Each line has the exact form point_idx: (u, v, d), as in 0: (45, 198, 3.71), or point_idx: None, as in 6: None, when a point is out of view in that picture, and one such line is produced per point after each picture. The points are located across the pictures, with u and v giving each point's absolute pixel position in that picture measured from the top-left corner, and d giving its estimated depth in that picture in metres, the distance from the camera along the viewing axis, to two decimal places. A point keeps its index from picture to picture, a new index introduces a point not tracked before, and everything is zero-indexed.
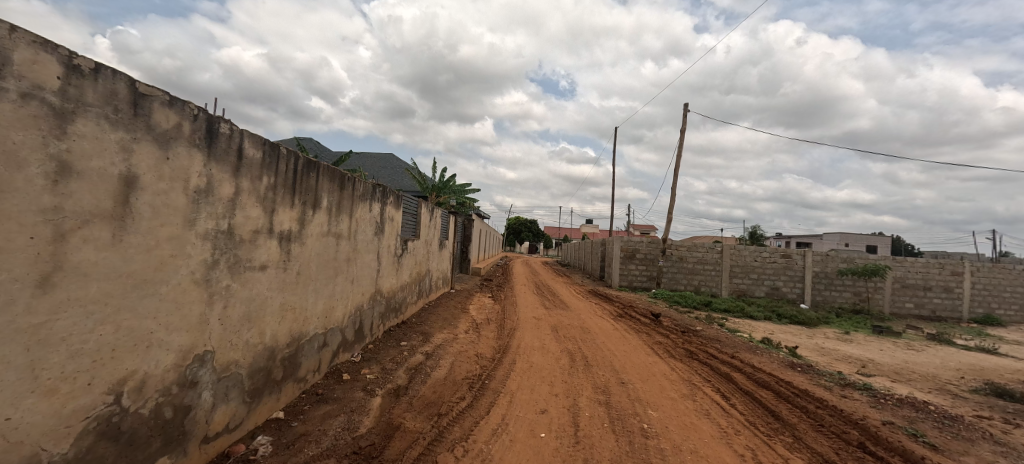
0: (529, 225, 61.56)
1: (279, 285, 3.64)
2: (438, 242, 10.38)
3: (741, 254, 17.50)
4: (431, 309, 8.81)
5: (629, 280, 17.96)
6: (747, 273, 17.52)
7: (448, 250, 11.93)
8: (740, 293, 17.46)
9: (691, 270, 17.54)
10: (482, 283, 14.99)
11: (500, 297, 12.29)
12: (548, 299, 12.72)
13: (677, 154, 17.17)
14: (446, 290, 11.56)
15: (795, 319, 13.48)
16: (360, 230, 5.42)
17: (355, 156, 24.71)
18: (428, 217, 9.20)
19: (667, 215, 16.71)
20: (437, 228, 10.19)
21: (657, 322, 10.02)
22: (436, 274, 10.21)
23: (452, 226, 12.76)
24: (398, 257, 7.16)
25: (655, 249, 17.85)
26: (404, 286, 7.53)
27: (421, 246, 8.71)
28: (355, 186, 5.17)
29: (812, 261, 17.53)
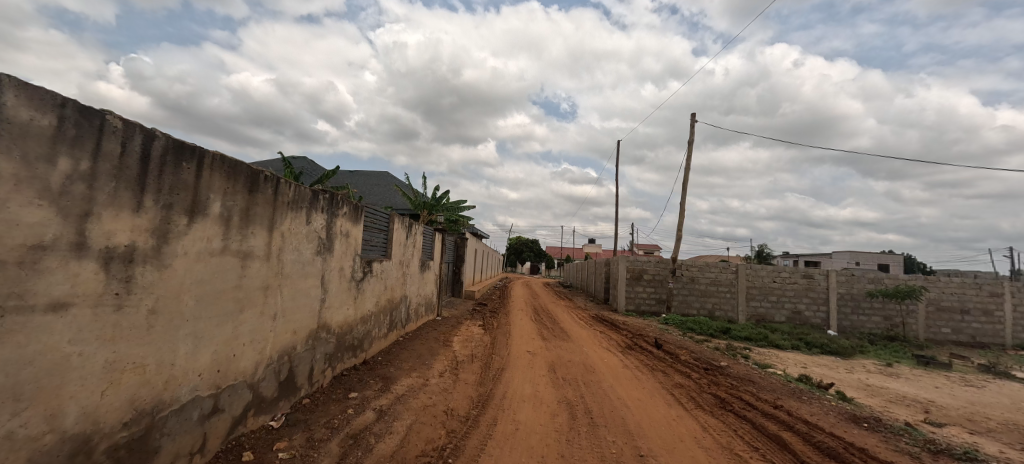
0: (530, 245, 60.66)
1: (102, 334, 2.32)
2: (419, 263, 9.03)
3: (758, 275, 16.05)
4: (404, 344, 7.39)
5: (637, 305, 16.35)
6: (765, 296, 16.01)
7: (432, 273, 10.56)
8: (759, 318, 15.90)
9: (704, 293, 16.03)
10: (475, 309, 13.54)
11: (493, 325, 10.85)
12: (547, 327, 11.24)
13: (686, 166, 15.92)
14: (429, 318, 10.14)
15: (826, 348, 11.89)
16: (290, 248, 4.10)
17: (346, 174, 23.74)
18: (404, 235, 7.92)
19: (676, 232, 15.37)
20: (418, 247, 8.87)
21: (675, 356, 8.53)
22: (415, 301, 8.85)
23: (438, 246, 11.41)
24: (358, 283, 5.82)
25: (665, 270, 16.35)
26: (367, 317, 6.16)
27: (394, 268, 7.37)
28: (280, 189, 3.89)
29: (835, 282, 16.04)
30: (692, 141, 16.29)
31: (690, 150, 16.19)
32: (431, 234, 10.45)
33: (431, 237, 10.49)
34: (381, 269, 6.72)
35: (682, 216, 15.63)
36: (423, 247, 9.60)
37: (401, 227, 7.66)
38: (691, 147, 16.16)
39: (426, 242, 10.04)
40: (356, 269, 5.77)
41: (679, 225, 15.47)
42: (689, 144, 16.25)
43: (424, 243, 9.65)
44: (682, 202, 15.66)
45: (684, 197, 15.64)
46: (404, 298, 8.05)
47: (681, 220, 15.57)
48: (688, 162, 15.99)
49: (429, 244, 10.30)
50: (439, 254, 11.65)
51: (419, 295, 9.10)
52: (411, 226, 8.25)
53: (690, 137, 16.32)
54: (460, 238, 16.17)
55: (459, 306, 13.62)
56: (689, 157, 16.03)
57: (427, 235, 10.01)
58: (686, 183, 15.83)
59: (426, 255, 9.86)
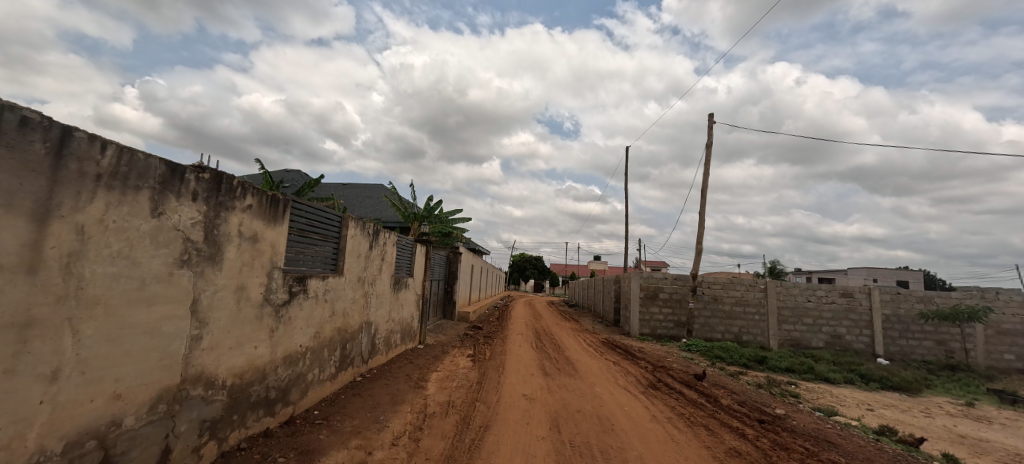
0: (534, 262, 59.02)
1: None
2: (390, 281, 7.28)
3: (790, 294, 14.14)
4: (359, 387, 5.57)
5: (653, 328, 14.08)
6: (799, 317, 14.06)
7: (413, 293, 8.82)
8: (793, 343, 13.93)
9: (728, 314, 14.09)
10: (467, 334, 11.69)
11: (486, 355, 9.01)
12: (550, 356, 9.36)
13: (705, 171, 14.23)
14: (407, 348, 8.34)
15: (887, 382, 9.80)
16: (104, 254, 2.42)
17: (337, 186, 22.34)
18: (366, 243, 6.24)
19: (696, 245, 13.61)
20: (389, 260, 7.15)
21: (714, 399, 6.65)
22: (384, 329, 7.09)
23: (422, 260, 9.67)
24: (279, 308, 4.09)
25: (684, 288, 14.20)
26: (296, 355, 4.43)
27: (348, 287, 5.65)
28: (75, 148, 2.25)
29: (878, 301, 14.11)
30: (711, 143, 14.62)
31: (709, 153, 14.50)
32: (411, 246, 8.76)
33: (411, 249, 8.80)
34: (326, 288, 5.00)
35: (702, 226, 13.86)
36: (398, 261, 7.87)
37: (359, 233, 5.97)
38: (710, 150, 14.46)
39: (404, 255, 8.33)
40: (277, 288, 4.05)
41: (698, 237, 13.68)
42: (707, 146, 14.57)
43: (399, 257, 7.94)
44: (702, 212, 13.94)
45: (703, 206, 13.93)
46: (366, 325, 6.29)
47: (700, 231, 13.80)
48: (707, 166, 14.29)
49: (408, 259, 8.60)
50: (425, 269, 9.90)
51: (389, 321, 7.32)
52: (377, 233, 6.61)
53: (709, 139, 14.64)
54: (453, 252, 14.48)
55: (449, 330, 11.77)
56: (708, 161, 14.34)
57: (405, 246, 8.30)
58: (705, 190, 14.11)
59: (402, 270, 8.11)
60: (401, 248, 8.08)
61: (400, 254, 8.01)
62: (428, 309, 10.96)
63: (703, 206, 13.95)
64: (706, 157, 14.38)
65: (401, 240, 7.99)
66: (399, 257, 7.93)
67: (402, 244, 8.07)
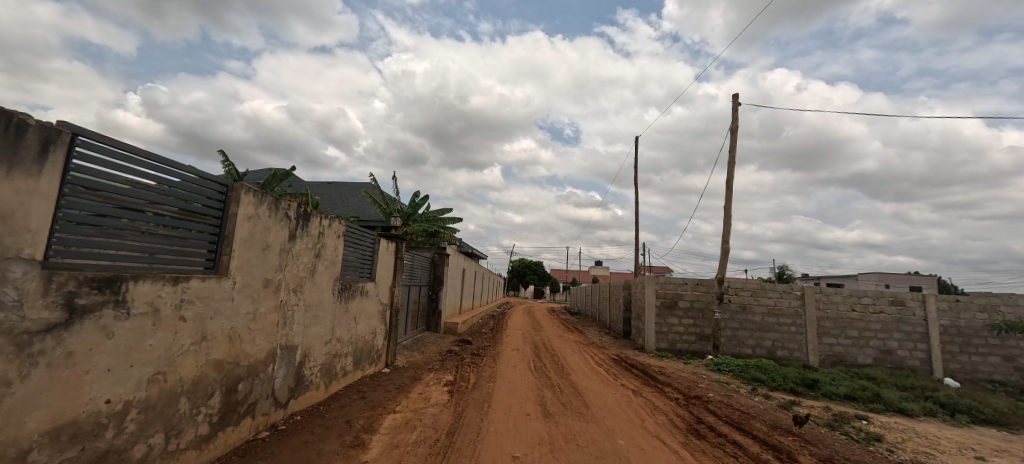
0: (535, 269, 56.92)
1: None
2: (333, 287, 5.29)
3: (830, 301, 12.14)
4: (254, 454, 3.57)
5: (672, 342, 11.96)
6: (842, 329, 12.04)
7: (375, 303, 6.82)
8: (836, 360, 11.90)
9: (760, 326, 12.02)
10: (451, 351, 9.63)
11: (468, 382, 6.99)
12: (552, 382, 7.36)
13: (731, 158, 12.29)
14: (363, 375, 6.33)
15: (977, 415, 7.76)
16: None
17: (318, 184, 20.43)
18: (287, 231, 4.27)
19: (721, 245, 11.63)
20: (330, 258, 5.18)
21: (789, 457, 4.63)
22: (322, 352, 5.10)
23: (392, 262, 7.67)
24: (30, 337, 2.16)
25: (707, 295, 12.12)
26: (93, 422, 2.47)
27: (244, 295, 3.69)
28: None
29: (934, 310, 12.09)
30: (736, 127, 12.70)
31: (734, 139, 12.57)
32: (371, 241, 6.76)
33: (372, 245, 6.79)
34: (182, 300, 3.04)
35: (727, 223, 11.89)
36: (349, 260, 5.89)
37: (273, 215, 4.02)
38: (735, 134, 12.53)
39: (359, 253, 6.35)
40: (23, 300, 2.13)
41: (724, 235, 11.71)
42: (732, 131, 12.62)
43: (350, 255, 5.95)
44: (727, 206, 11.98)
45: (729, 199, 11.97)
46: (284, 351, 4.31)
47: (725, 228, 11.83)
48: (732, 153, 12.36)
49: (366, 258, 6.60)
50: (398, 272, 7.90)
51: (332, 341, 5.33)
52: (307, 218, 4.65)
53: (733, 123, 12.71)
54: (439, 254, 12.49)
55: (430, 347, 9.72)
56: (733, 148, 12.42)
57: (361, 241, 6.32)
58: (731, 181, 12.18)
59: (354, 272, 6.12)
60: (354, 243, 6.09)
61: (352, 251, 6.01)
62: (400, 323, 8.93)
63: (729, 199, 11.98)
64: (730, 143, 12.46)
65: (353, 231, 6.01)
66: (349, 254, 5.94)
67: (354, 238, 6.09)
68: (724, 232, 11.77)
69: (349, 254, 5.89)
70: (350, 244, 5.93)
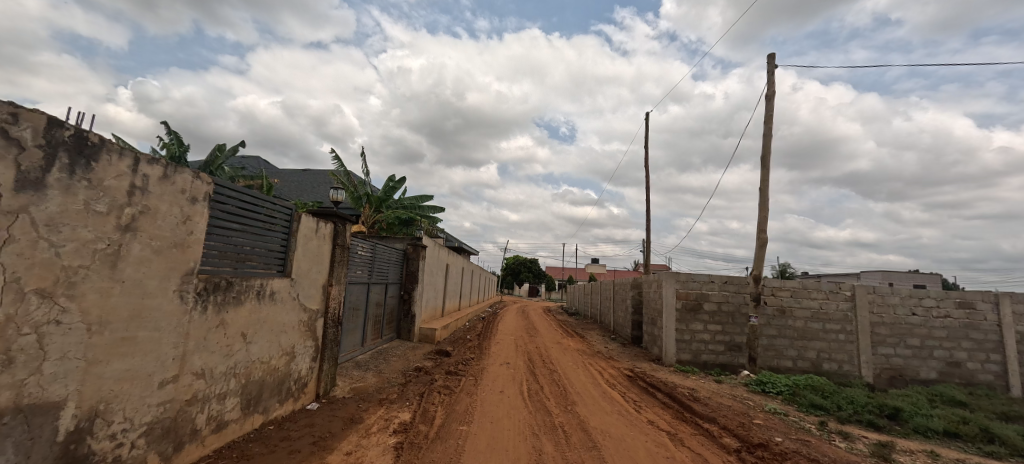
0: (532, 266, 54.81)
1: None
2: (179, 287, 3.07)
3: (886, 304, 10.04)
4: None
5: (696, 353, 9.76)
6: (901, 337, 9.95)
7: (291, 310, 4.58)
8: (894, 375, 9.82)
9: (802, 334, 9.88)
10: (420, 367, 7.40)
11: (432, 425, 4.80)
12: (551, 423, 5.18)
13: (768, 130, 10.15)
14: (262, 422, 4.12)
15: None
16: None
17: (287, 170, 18.08)
18: (7, 172, 2.08)
19: (757, 235, 9.50)
20: (168, 237, 2.97)
21: None
22: (153, 400, 2.91)
23: (329, 249, 5.41)
24: None
25: (738, 296, 9.97)
26: None
27: None
28: None
29: (1009, 314, 10.03)
30: (771, 93, 10.52)
31: (770, 107, 10.40)
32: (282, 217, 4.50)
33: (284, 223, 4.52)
34: None
35: (764, 208, 9.74)
36: (220, 243, 3.61)
37: None
38: (771, 102, 10.41)
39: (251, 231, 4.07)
40: None
41: (761, 224, 9.57)
42: (767, 98, 10.45)
43: (224, 234, 3.67)
44: (763, 188, 9.83)
45: (765, 180, 9.83)
46: (10, 420, 2.12)
47: (761, 215, 9.70)
48: (768, 125, 10.19)
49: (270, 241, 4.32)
50: (340, 265, 5.66)
51: (180, 379, 3.13)
52: (88, 154, 2.44)
53: (769, 89, 10.52)
54: (411, 245, 10.22)
55: (393, 362, 7.48)
56: (769, 118, 10.26)
57: (252, 214, 4.05)
58: (766, 158, 10.02)
59: (239, 261, 3.85)
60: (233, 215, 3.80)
61: (227, 226, 3.73)
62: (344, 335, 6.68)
63: (764, 180, 9.86)
64: (766, 112, 10.30)
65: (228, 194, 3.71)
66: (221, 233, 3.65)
67: (234, 207, 3.81)
68: (760, 219, 9.63)
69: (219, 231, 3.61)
70: (224, 215, 3.66)
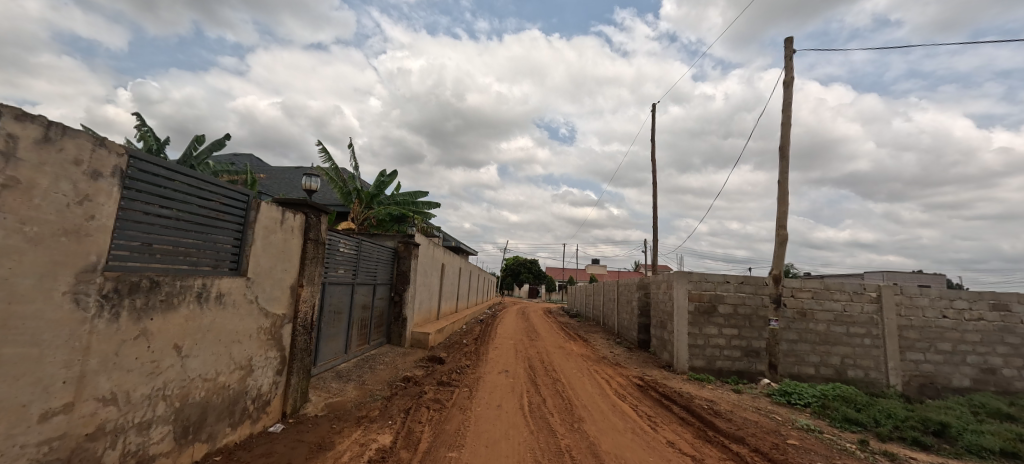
0: (532, 266, 54.06)
1: None
2: (71, 288, 2.37)
3: (914, 306, 9.31)
4: None
5: (711, 360, 9.01)
6: (931, 342, 9.22)
7: (247, 316, 3.84)
8: (924, 383, 9.09)
9: (825, 338, 9.15)
10: (409, 377, 6.66)
11: (415, 451, 4.04)
12: (557, 446, 4.43)
13: (787, 119, 9.42)
14: (205, 453, 3.39)
15: None
16: None
17: (278, 166, 17.34)
18: None
19: (777, 231, 8.79)
20: (54, 223, 2.26)
21: None
22: (29, 438, 2.19)
23: (300, 245, 4.67)
24: None
25: (756, 298, 9.23)
26: None
27: None
28: None
29: None
30: (790, 80, 9.79)
31: (788, 94, 9.67)
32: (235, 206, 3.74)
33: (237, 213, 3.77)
34: None
35: (783, 203, 9.02)
36: (142, 233, 2.89)
37: None
38: (790, 89, 9.68)
39: (188, 221, 3.32)
40: None
41: (780, 220, 8.86)
42: (785, 85, 9.72)
43: (147, 222, 2.94)
44: (782, 181, 9.12)
45: (785, 172, 9.12)
46: None
47: (781, 210, 8.98)
48: (786, 114, 9.48)
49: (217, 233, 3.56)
50: (313, 264, 4.91)
51: (75, 408, 2.41)
52: None
53: (788, 76, 9.80)
54: (402, 243, 9.48)
55: (378, 372, 6.73)
56: (788, 107, 9.53)
57: (190, 199, 3.30)
58: (785, 150, 9.30)
59: (172, 257, 3.13)
60: (161, 199, 3.05)
61: (154, 212, 3.00)
62: (321, 342, 5.95)
63: (783, 173, 9.14)
64: (785, 100, 9.57)
65: (154, 172, 2.97)
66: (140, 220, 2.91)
67: (165, 190, 3.08)
68: (780, 215, 8.91)
69: (137, 218, 2.86)
70: (148, 199, 2.94)
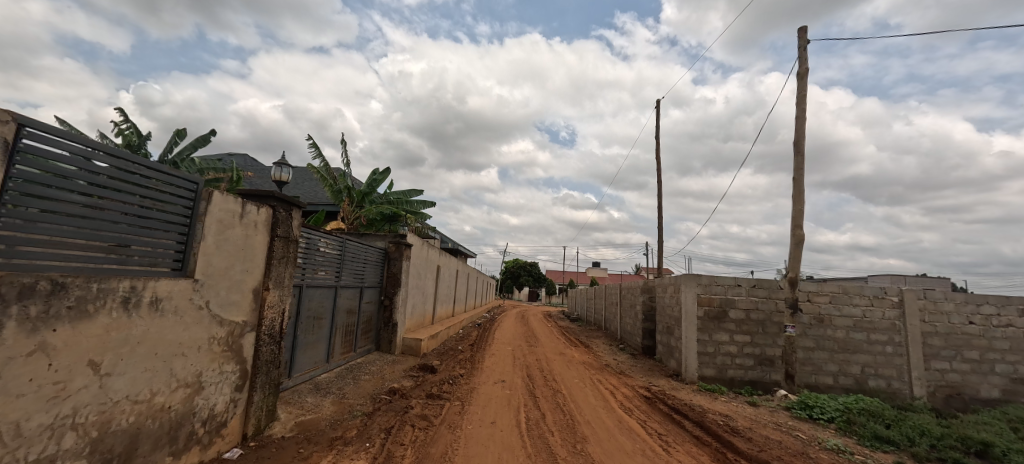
0: (532, 269, 53.47)
1: None
2: None
3: (938, 311, 8.74)
4: None
5: (722, 369, 8.43)
6: (958, 351, 8.62)
7: (193, 325, 3.28)
8: (950, 393, 8.50)
9: (844, 346, 8.57)
10: (395, 389, 6.09)
11: None
12: None
13: (802, 113, 8.87)
14: None
15: None
16: None
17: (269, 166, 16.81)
18: None
19: (792, 231, 8.22)
20: None
21: None
22: None
23: (265, 242, 4.10)
24: None
25: (769, 303, 8.64)
26: None
27: None
28: None
29: None
30: (804, 71, 9.23)
31: (803, 86, 9.12)
32: (177, 194, 3.19)
33: (179, 203, 3.21)
34: None
35: (799, 201, 8.45)
36: (45, 225, 2.41)
37: None
38: (804, 81, 9.14)
39: (111, 210, 2.77)
40: None
41: (796, 219, 8.29)
42: (799, 77, 9.18)
43: (55, 212, 2.46)
44: (797, 178, 8.55)
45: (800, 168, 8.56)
46: None
47: (796, 208, 8.41)
48: (801, 107, 8.92)
49: (151, 226, 3.01)
50: (282, 264, 4.34)
51: None
52: None
53: (802, 67, 9.24)
54: (393, 243, 8.91)
55: (362, 383, 6.17)
56: (802, 99, 8.97)
57: (114, 184, 2.76)
58: (800, 145, 8.73)
59: (93, 254, 2.61)
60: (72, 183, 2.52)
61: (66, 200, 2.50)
62: (295, 352, 5.38)
63: (799, 169, 8.58)
64: (799, 92, 9.02)
65: (57, 150, 2.45)
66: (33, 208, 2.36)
67: (83, 173, 2.58)
68: (795, 214, 8.34)
69: (39, 206, 2.39)
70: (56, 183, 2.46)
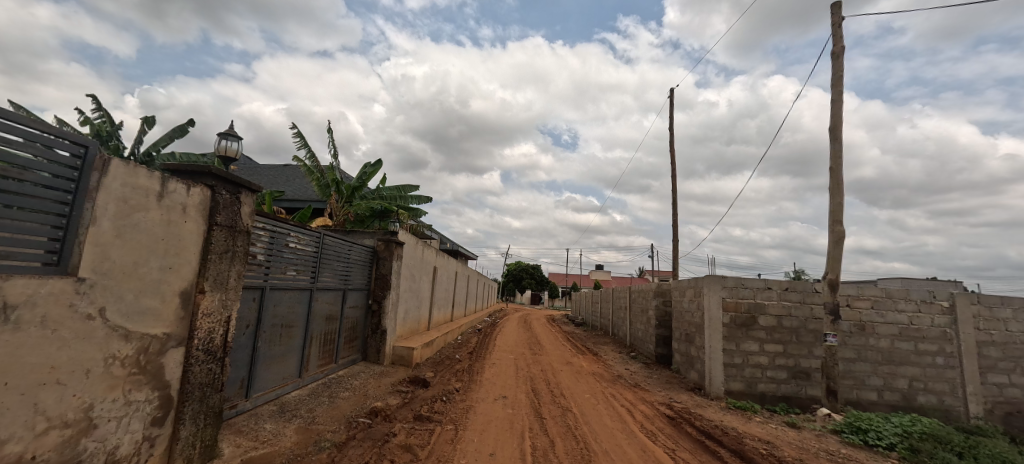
0: (535, 272, 52.54)
1: None
2: None
3: (995, 319, 7.76)
4: None
5: (751, 383, 7.47)
6: (1017, 362, 7.64)
7: (76, 342, 2.39)
8: (1010, 411, 7.51)
9: (889, 357, 7.62)
10: (377, 410, 5.18)
11: None
12: None
13: (838, 96, 7.95)
14: None
15: None
16: None
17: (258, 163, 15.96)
18: None
19: (831, 227, 7.29)
20: None
21: None
22: None
23: (199, 232, 3.20)
24: None
25: (803, 308, 7.65)
26: None
27: None
28: None
29: None
30: (839, 50, 8.32)
31: (838, 68, 8.21)
32: (50, 158, 2.30)
33: (54, 170, 2.32)
34: None
35: (837, 195, 7.52)
36: None
37: None
38: (839, 62, 8.22)
39: None
40: None
41: (834, 213, 7.36)
42: (834, 57, 8.26)
43: None
44: (835, 169, 7.63)
45: (838, 158, 7.63)
46: None
47: (834, 202, 7.49)
48: (837, 91, 8.00)
49: (3, 202, 2.11)
50: (226, 261, 3.44)
51: None
52: None
53: (836, 46, 8.34)
54: (382, 241, 8.03)
55: (339, 403, 5.28)
56: (838, 82, 8.06)
57: None
58: (837, 132, 7.81)
59: None
60: None
61: None
62: (253, 368, 4.51)
63: (836, 159, 7.66)
64: (834, 74, 8.11)
65: None
66: None
67: None
68: (834, 208, 7.42)
69: None
70: None
